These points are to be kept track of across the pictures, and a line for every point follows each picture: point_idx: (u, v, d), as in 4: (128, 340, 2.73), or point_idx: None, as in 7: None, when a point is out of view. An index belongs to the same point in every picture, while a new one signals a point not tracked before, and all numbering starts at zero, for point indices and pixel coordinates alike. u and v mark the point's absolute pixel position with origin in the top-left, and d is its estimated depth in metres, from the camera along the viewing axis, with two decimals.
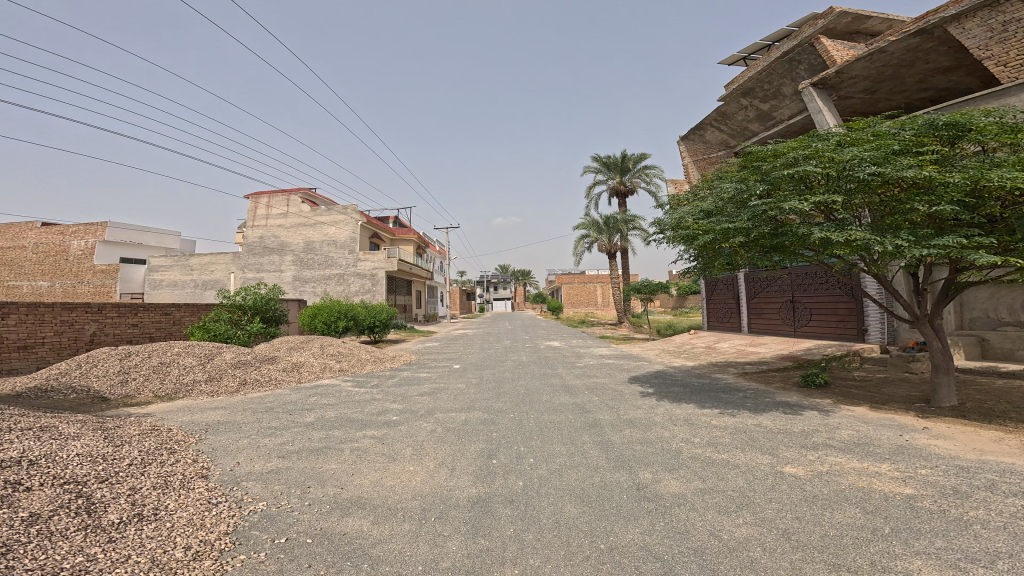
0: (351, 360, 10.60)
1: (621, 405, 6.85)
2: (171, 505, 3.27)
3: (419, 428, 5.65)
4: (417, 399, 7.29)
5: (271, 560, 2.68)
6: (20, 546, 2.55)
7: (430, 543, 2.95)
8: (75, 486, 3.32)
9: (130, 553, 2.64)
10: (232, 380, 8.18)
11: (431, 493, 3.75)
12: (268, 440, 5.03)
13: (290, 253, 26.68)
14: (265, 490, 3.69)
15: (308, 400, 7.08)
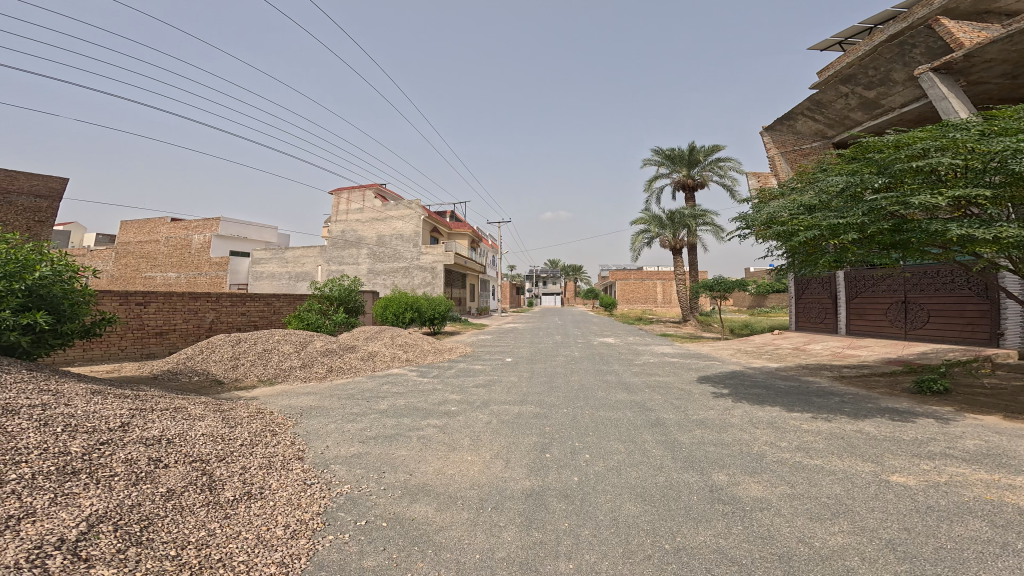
0: (413, 350, 10.95)
1: (691, 405, 6.66)
2: (271, 485, 3.54)
3: (479, 419, 5.77)
4: (475, 390, 7.43)
5: (352, 541, 2.84)
6: (159, 519, 2.84)
7: (487, 533, 3.01)
8: (197, 462, 3.68)
9: (240, 529, 2.88)
10: (318, 365, 8.72)
11: (487, 484, 3.82)
12: (350, 425, 5.32)
13: (365, 246, 27.83)
14: (350, 474, 3.90)
15: (382, 388, 7.43)
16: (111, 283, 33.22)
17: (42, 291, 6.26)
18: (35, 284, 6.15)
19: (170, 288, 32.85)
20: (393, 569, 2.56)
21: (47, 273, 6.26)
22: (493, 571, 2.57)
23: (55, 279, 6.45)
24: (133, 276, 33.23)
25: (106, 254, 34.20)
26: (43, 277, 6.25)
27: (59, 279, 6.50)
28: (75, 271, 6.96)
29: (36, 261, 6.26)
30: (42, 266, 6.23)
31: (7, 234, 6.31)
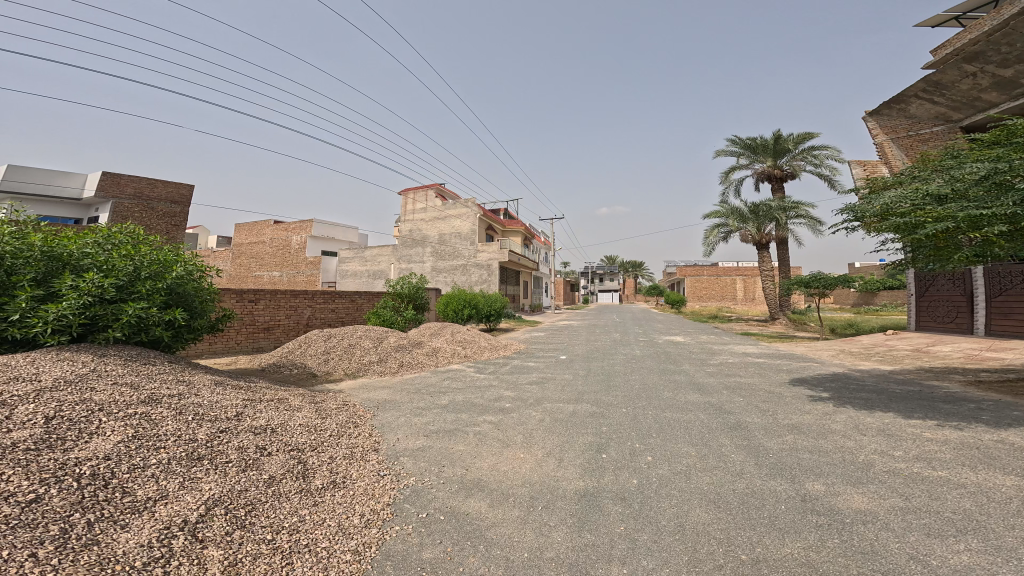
0: (471, 346, 11.13)
1: (781, 409, 6.27)
2: (351, 475, 3.67)
3: (531, 417, 5.71)
4: (528, 388, 7.40)
5: (414, 533, 2.87)
6: (261, 504, 3.05)
7: (536, 532, 2.97)
8: (290, 450, 3.93)
9: (324, 517, 3.02)
10: (391, 360, 9.05)
11: (539, 482, 3.78)
12: (418, 421, 5.34)
13: (428, 245, 28.63)
14: (416, 466, 3.93)
15: (441, 382, 7.65)
16: (229, 281, 36.43)
17: (180, 288, 6.95)
18: (174, 283, 6.83)
19: (273, 286, 35.40)
20: (445, 563, 2.56)
21: (181, 272, 6.94)
22: (541, 571, 2.52)
23: (188, 278, 7.12)
24: (245, 276, 36.14)
25: (224, 255, 37.62)
26: (179, 276, 6.92)
27: (191, 278, 7.17)
28: (202, 271, 7.67)
29: (173, 262, 6.95)
30: (177, 267, 6.91)
31: (149, 236, 7.04)
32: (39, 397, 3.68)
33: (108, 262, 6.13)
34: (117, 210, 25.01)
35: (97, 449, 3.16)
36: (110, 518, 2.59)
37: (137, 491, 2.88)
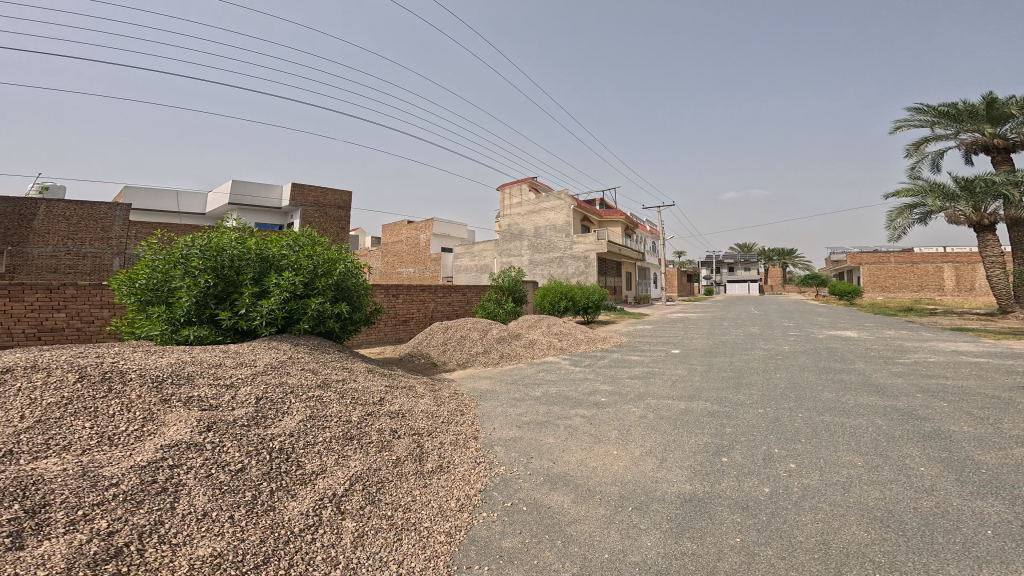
0: (568, 339, 11.05)
1: (1006, 418, 5.16)
2: (452, 458, 3.73)
3: (627, 413, 5.43)
4: (631, 382, 7.14)
5: (498, 521, 2.87)
6: (387, 481, 3.25)
7: (622, 533, 2.85)
8: (413, 430, 4.13)
9: (429, 499, 3.10)
10: (493, 351, 9.33)
11: (634, 483, 3.60)
12: (512, 411, 5.28)
13: (526, 239, 28.91)
14: (506, 456, 3.86)
15: (538, 374, 7.74)
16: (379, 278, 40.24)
17: (345, 284, 7.48)
18: (341, 279, 7.36)
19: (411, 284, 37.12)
20: (521, 554, 2.54)
21: (345, 269, 7.48)
22: (620, 573, 2.44)
23: (351, 275, 7.65)
24: (388, 275, 38.64)
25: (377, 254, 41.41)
26: (343, 273, 7.45)
27: (353, 275, 7.71)
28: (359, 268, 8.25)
29: (341, 260, 7.61)
30: (342, 265, 7.46)
31: (322, 237, 7.72)
32: (253, 379, 4.43)
33: (296, 262, 6.92)
34: (304, 216, 28.55)
35: (286, 427, 3.69)
36: (284, 487, 3.01)
37: (306, 464, 3.30)
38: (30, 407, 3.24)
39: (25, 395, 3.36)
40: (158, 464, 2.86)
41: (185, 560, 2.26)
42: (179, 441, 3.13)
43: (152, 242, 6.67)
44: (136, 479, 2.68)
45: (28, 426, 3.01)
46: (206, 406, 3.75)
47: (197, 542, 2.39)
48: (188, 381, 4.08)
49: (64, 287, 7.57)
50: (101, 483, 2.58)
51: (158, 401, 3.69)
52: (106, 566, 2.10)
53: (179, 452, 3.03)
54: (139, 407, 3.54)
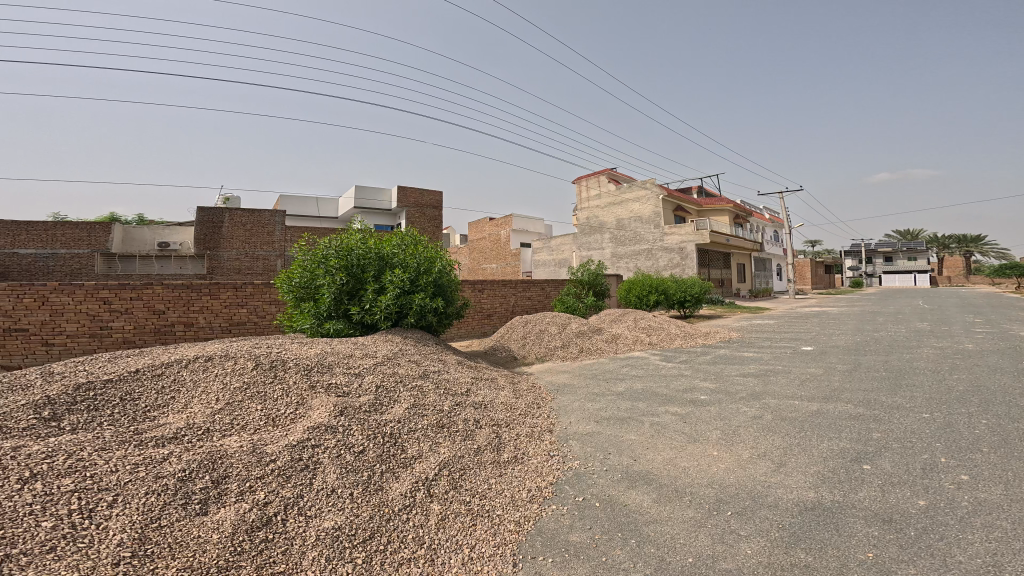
0: (660, 333, 9.22)
1: None
2: (526, 450, 3.60)
3: (738, 412, 4.55)
4: (747, 377, 6.22)
5: (567, 515, 2.78)
6: (466, 467, 3.25)
7: (714, 538, 2.50)
8: (492, 420, 4.01)
9: (507, 492, 3.03)
10: (572, 344, 8.20)
11: (736, 485, 3.09)
12: (588, 402, 4.80)
13: (607, 232, 27.08)
14: (581, 451, 3.62)
15: (619, 369, 6.40)
16: None
17: (444, 281, 7.71)
18: (439, 276, 7.60)
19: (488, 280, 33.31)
20: (589, 550, 2.41)
21: (443, 265, 7.70)
22: None
23: (447, 273, 7.85)
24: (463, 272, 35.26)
25: None
26: (441, 269, 7.66)
27: (449, 272, 7.90)
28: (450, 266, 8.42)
29: (442, 256, 7.82)
30: (440, 263, 7.69)
31: (423, 236, 7.97)
32: (377, 368, 4.52)
33: (403, 260, 7.24)
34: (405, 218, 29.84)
35: (396, 413, 3.73)
36: (392, 469, 3.13)
37: (408, 448, 3.36)
38: (221, 391, 3.77)
39: (219, 379, 3.93)
40: (303, 443, 3.17)
41: (314, 531, 2.53)
42: (320, 423, 3.40)
43: (301, 245, 7.37)
44: (289, 456, 3.03)
45: (220, 407, 3.53)
46: (342, 392, 3.93)
47: (323, 515, 2.65)
48: (329, 369, 4.31)
49: (246, 285, 8.43)
50: (263, 459, 2.99)
51: (308, 388, 3.96)
52: (260, 532, 2.46)
53: (320, 433, 3.30)
54: (295, 392, 3.86)
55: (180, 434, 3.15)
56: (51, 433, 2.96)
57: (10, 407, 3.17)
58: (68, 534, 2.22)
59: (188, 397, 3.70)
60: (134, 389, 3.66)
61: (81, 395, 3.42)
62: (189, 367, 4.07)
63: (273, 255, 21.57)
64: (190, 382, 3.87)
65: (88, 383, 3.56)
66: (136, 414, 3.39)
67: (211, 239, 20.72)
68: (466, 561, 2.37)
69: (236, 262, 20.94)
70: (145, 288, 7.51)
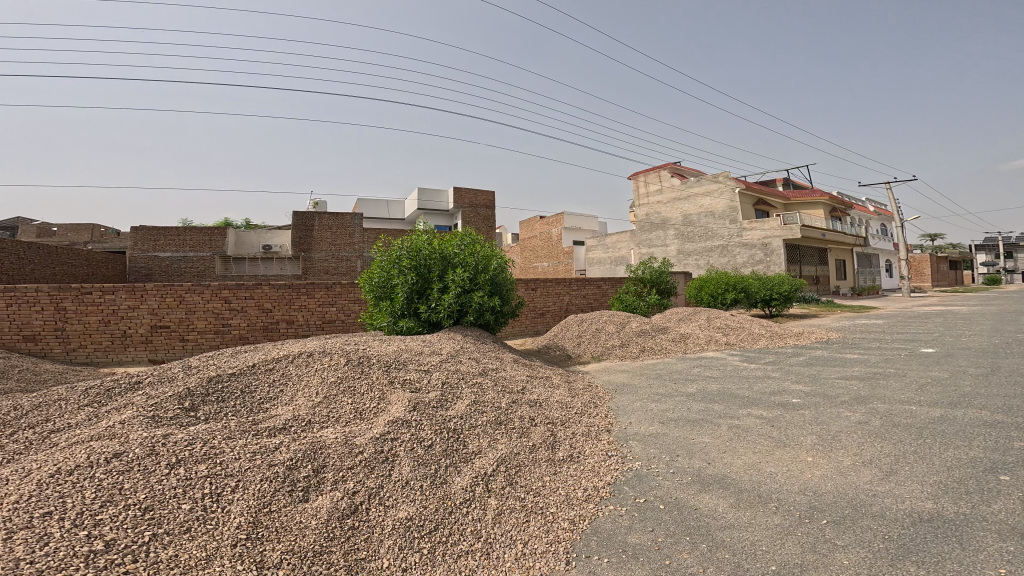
0: (741, 333, 8.21)
1: None
2: (582, 448, 3.44)
3: (839, 417, 4.01)
4: (846, 380, 5.44)
5: (626, 516, 2.69)
6: (524, 465, 3.19)
7: (804, 546, 2.21)
8: (548, 418, 3.81)
9: (563, 492, 2.93)
10: (632, 344, 7.38)
11: (828, 492, 2.71)
12: (653, 403, 4.34)
13: (672, 228, 23.74)
14: (644, 452, 3.39)
15: (692, 370, 5.74)
16: None
17: (501, 280, 7.71)
18: (496, 275, 7.60)
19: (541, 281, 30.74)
20: (650, 552, 2.33)
21: (499, 263, 7.68)
22: None
23: (503, 271, 7.81)
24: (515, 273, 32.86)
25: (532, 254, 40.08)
26: (497, 268, 7.66)
27: (505, 270, 7.87)
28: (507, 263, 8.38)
29: (499, 255, 7.81)
30: (496, 262, 7.67)
31: (480, 235, 7.99)
32: (442, 364, 4.54)
33: (463, 259, 7.37)
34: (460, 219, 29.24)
35: (458, 409, 3.72)
36: (455, 463, 3.15)
37: (468, 443, 3.36)
38: (319, 385, 3.95)
39: (317, 373, 4.11)
40: (385, 436, 3.27)
41: (389, 521, 2.60)
42: (398, 417, 3.49)
43: (379, 246, 7.72)
44: (373, 448, 3.15)
45: (319, 401, 3.71)
46: (413, 388, 3.98)
47: (399, 504, 2.73)
48: (403, 365, 4.39)
49: (334, 285, 8.90)
50: (353, 450, 3.14)
51: (387, 382, 4.07)
52: (349, 519, 2.59)
53: (399, 427, 3.38)
54: (377, 387, 3.97)
55: (288, 425, 3.39)
56: (191, 423, 3.35)
57: (159, 397, 3.60)
58: (200, 516, 2.50)
59: (295, 390, 3.91)
60: (252, 381, 3.96)
61: (212, 387, 3.78)
62: (296, 362, 4.30)
63: (355, 256, 23.17)
64: (292, 376, 4.09)
65: (218, 375, 3.94)
66: (253, 405, 3.67)
67: (305, 241, 22.59)
68: (519, 557, 2.37)
69: (324, 262, 22.74)
70: (256, 288, 8.28)
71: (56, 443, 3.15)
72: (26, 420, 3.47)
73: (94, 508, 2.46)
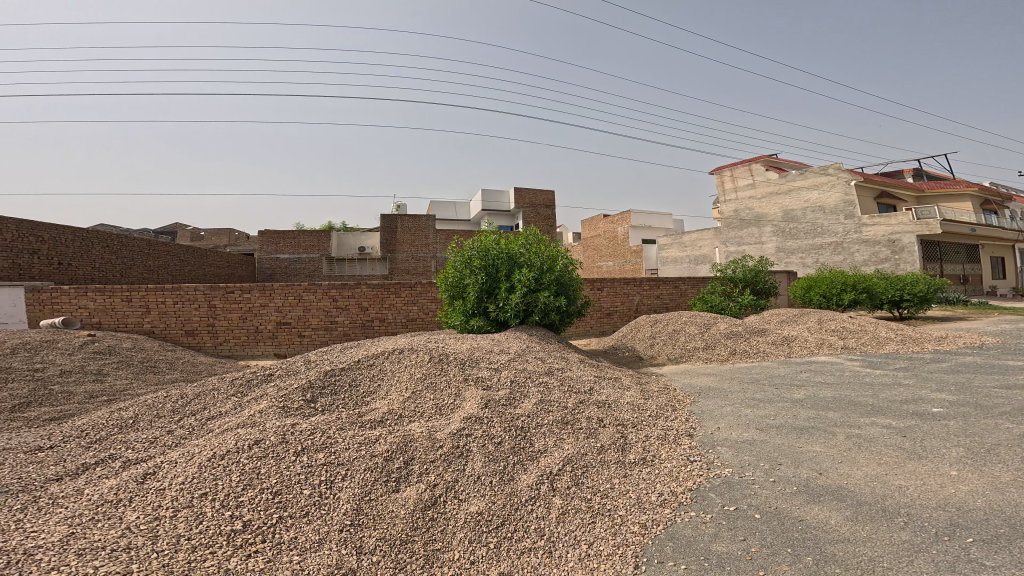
0: (862, 337, 7.18)
1: None
2: (657, 451, 3.20)
3: (995, 429, 3.29)
4: (999, 389, 4.47)
5: (711, 523, 2.49)
6: (593, 465, 3.04)
7: (942, 568, 1.85)
8: (618, 419, 3.57)
9: (635, 495, 2.76)
10: (720, 346, 6.72)
11: (972, 510, 2.24)
12: (747, 408, 3.88)
13: (769, 224, 20.51)
14: (736, 459, 3.08)
15: (801, 375, 5.06)
16: None
17: (567, 281, 7.51)
18: (561, 275, 7.42)
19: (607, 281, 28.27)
20: (739, 563, 2.14)
21: (565, 264, 7.51)
22: None
23: (569, 271, 7.60)
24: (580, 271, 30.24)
25: None
26: (563, 268, 7.49)
27: (571, 270, 7.63)
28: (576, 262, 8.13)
29: (564, 254, 7.63)
30: (561, 262, 7.49)
31: (546, 235, 7.82)
32: (509, 364, 4.51)
33: (529, 259, 7.29)
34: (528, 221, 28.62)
35: (526, 408, 3.65)
36: (521, 460, 3.10)
37: (534, 441, 3.28)
38: (407, 381, 4.15)
39: (408, 371, 4.31)
40: (461, 432, 3.31)
41: (461, 514, 2.63)
42: (473, 414, 3.51)
43: (453, 247, 7.85)
44: (450, 444, 3.20)
45: (408, 396, 3.90)
46: (485, 386, 4.00)
47: (474, 498, 2.76)
48: (477, 364, 4.45)
49: (415, 284, 9.24)
50: (435, 444, 3.22)
51: (462, 379, 4.15)
52: (431, 510, 2.67)
53: (473, 423, 3.41)
54: (453, 384, 4.06)
55: (383, 418, 3.60)
56: (310, 413, 3.70)
57: (288, 388, 4.04)
58: (317, 502, 2.76)
59: (388, 386, 4.15)
60: (355, 377, 4.26)
61: (327, 380, 4.15)
62: (390, 358, 4.56)
63: (429, 257, 24.51)
64: (386, 373, 4.35)
65: (331, 370, 4.31)
66: (357, 400, 3.95)
67: (390, 242, 24.25)
68: (583, 558, 2.29)
69: (405, 262, 24.24)
70: (357, 287, 8.90)
71: (213, 430, 3.70)
72: (191, 408, 4.14)
73: (237, 490, 2.84)
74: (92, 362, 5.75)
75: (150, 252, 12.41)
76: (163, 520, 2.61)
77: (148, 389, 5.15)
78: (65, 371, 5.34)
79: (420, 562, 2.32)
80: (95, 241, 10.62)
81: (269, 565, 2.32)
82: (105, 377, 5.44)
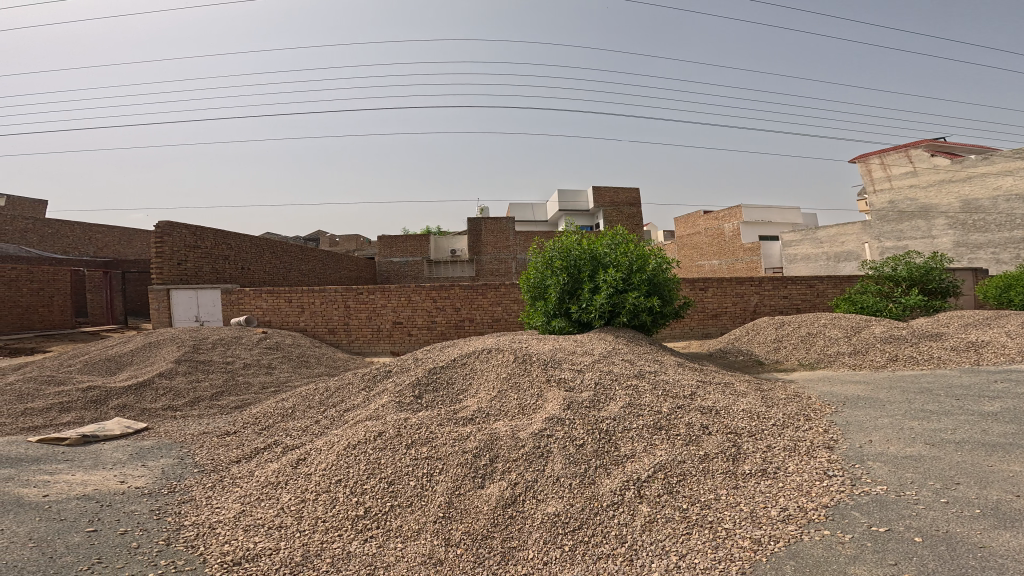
0: None
1: None
2: (782, 464, 2.74)
3: None
4: None
5: (851, 544, 2.03)
6: (691, 473, 2.72)
7: None
8: (728, 428, 3.14)
9: (747, 508, 2.40)
10: (873, 351, 5.61)
11: None
12: (914, 421, 3.16)
13: (941, 215, 15.79)
14: (891, 475, 2.51)
15: (997, 386, 3.92)
16: None
17: (659, 281, 7.03)
18: (652, 275, 6.96)
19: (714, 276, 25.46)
20: None
21: (656, 263, 7.04)
22: None
23: (662, 271, 7.10)
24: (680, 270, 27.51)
25: None
26: (654, 268, 7.02)
27: (663, 269, 7.11)
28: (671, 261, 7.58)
29: (655, 253, 7.16)
30: (652, 261, 7.03)
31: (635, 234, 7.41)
32: (594, 365, 4.32)
33: (615, 259, 6.97)
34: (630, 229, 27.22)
35: (610, 410, 3.43)
36: (605, 464, 2.90)
37: (621, 445, 3.05)
38: (495, 380, 4.23)
39: (498, 370, 4.39)
40: (542, 432, 3.21)
41: (540, 515, 2.55)
42: (555, 415, 3.40)
43: (535, 249, 7.81)
44: (531, 443, 3.12)
45: (493, 395, 3.96)
46: (568, 387, 3.88)
47: (561, 498, 2.65)
48: (563, 365, 4.34)
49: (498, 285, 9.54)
50: (517, 443, 3.17)
51: (545, 380, 4.09)
52: (514, 507, 2.64)
53: (555, 424, 3.29)
54: (538, 385, 4.01)
55: (474, 417, 3.69)
56: (415, 410, 3.95)
57: (401, 386, 4.39)
58: (420, 493, 2.90)
59: (478, 385, 4.26)
60: (448, 376, 4.46)
61: (431, 378, 4.42)
62: (480, 358, 4.70)
63: (510, 257, 25.24)
64: (477, 372, 4.48)
65: (431, 369, 4.58)
66: (453, 399, 4.12)
67: (476, 244, 25.17)
68: (673, 569, 2.07)
69: (490, 263, 25.05)
70: (451, 288, 9.47)
71: (348, 421, 4.15)
72: (331, 401, 4.74)
73: (362, 479, 3.11)
74: (265, 356, 6.92)
75: (302, 258, 14.93)
76: (307, 503, 3.00)
77: (301, 382, 6.06)
78: (247, 364, 6.53)
79: (497, 559, 2.31)
80: (265, 248, 12.97)
81: (380, 549, 2.51)
82: (273, 370, 6.51)
